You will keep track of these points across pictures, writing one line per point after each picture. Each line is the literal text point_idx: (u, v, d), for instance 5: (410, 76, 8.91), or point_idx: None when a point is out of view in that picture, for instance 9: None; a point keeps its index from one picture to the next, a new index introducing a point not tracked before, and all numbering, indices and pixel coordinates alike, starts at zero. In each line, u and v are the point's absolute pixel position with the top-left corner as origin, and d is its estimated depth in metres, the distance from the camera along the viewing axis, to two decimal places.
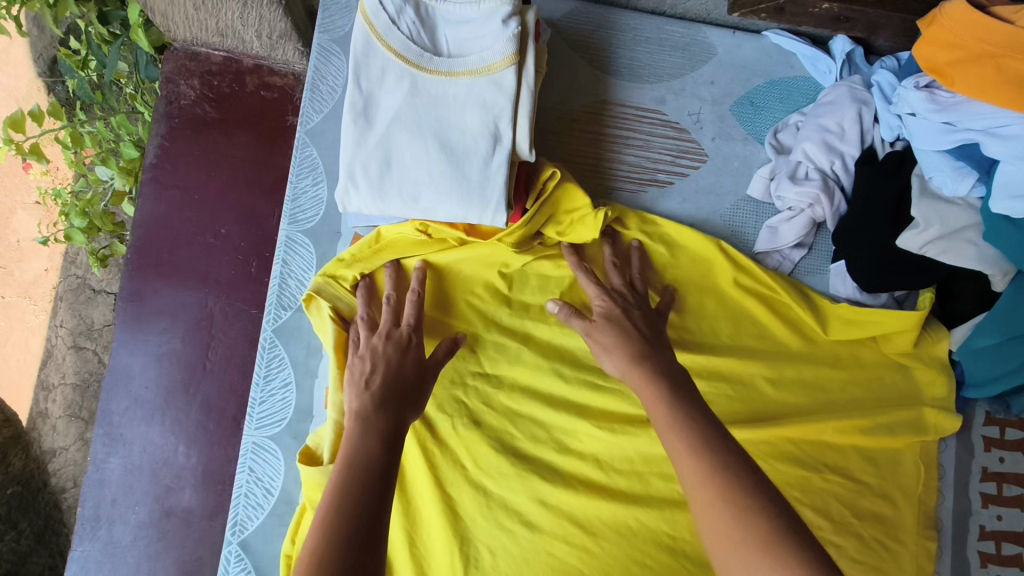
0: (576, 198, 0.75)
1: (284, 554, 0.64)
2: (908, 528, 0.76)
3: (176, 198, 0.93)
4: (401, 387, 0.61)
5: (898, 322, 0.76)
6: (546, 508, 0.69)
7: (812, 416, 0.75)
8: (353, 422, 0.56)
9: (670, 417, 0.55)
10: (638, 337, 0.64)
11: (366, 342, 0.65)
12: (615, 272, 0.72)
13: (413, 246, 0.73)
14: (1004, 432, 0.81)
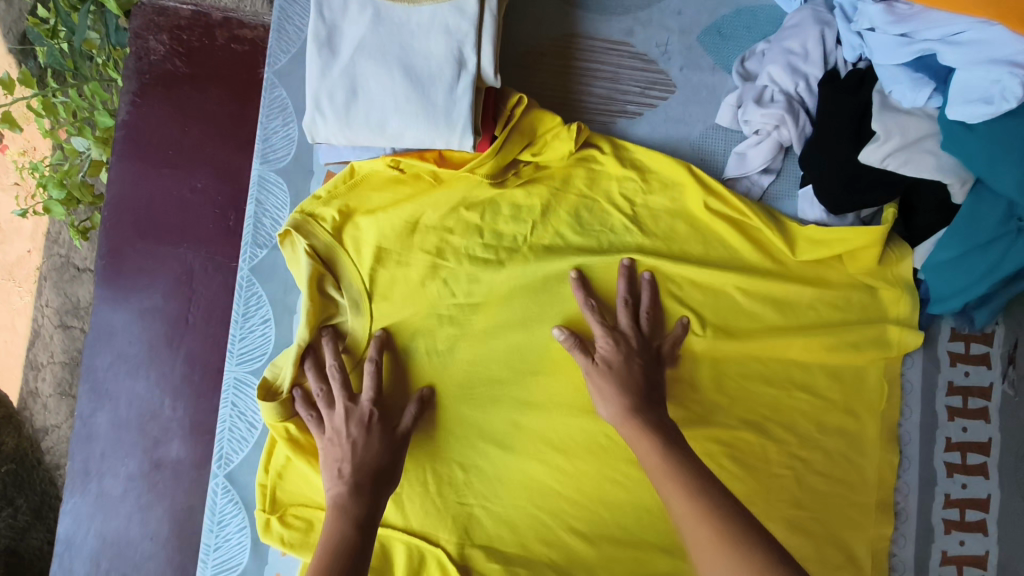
0: (546, 120, 0.75)
1: (259, 484, 0.71)
2: (871, 442, 0.79)
3: (150, 154, 1.06)
4: (373, 472, 0.64)
5: (862, 239, 0.76)
6: (517, 428, 0.74)
7: (780, 333, 0.78)
8: (330, 512, 0.61)
9: (656, 448, 0.60)
10: (632, 394, 0.67)
11: (332, 420, 0.68)
12: (625, 314, 0.73)
13: (387, 182, 0.75)
14: (969, 347, 0.84)
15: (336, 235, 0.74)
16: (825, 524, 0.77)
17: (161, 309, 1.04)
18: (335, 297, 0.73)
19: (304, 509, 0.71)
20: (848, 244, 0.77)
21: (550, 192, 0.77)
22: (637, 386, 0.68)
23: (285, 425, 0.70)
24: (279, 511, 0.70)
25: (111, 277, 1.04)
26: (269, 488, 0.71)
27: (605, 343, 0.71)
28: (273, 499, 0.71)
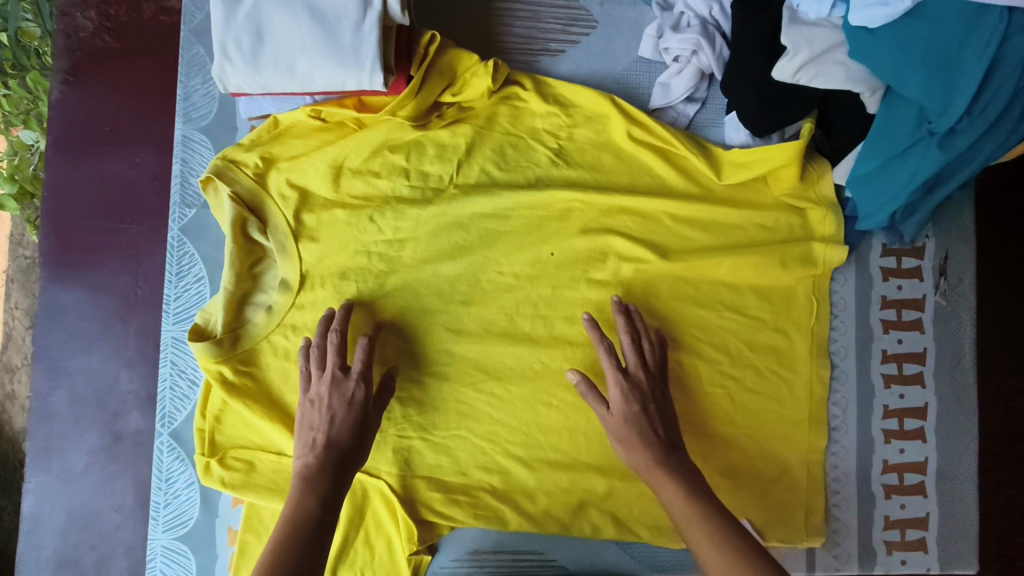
0: (463, 59, 0.76)
1: (197, 429, 0.74)
2: (802, 358, 0.83)
3: (86, 131, 1.04)
4: (347, 447, 0.66)
5: (780, 157, 0.77)
6: (450, 355, 0.78)
7: (709, 252, 0.81)
8: (297, 483, 0.63)
9: (680, 494, 0.63)
10: (652, 443, 0.68)
11: (314, 386, 0.69)
12: (634, 358, 0.73)
13: (310, 132, 0.77)
14: (901, 261, 0.86)
15: (261, 180, 0.76)
16: (756, 435, 0.82)
17: (111, 284, 1.01)
18: (260, 241, 0.76)
19: (245, 451, 0.74)
20: (770, 162, 0.78)
21: (474, 132, 0.79)
22: (649, 429, 0.69)
23: (217, 367, 0.73)
24: (219, 454, 0.74)
25: (59, 260, 1.03)
26: (209, 433, 0.74)
27: (616, 392, 0.71)
28: (213, 443, 0.74)
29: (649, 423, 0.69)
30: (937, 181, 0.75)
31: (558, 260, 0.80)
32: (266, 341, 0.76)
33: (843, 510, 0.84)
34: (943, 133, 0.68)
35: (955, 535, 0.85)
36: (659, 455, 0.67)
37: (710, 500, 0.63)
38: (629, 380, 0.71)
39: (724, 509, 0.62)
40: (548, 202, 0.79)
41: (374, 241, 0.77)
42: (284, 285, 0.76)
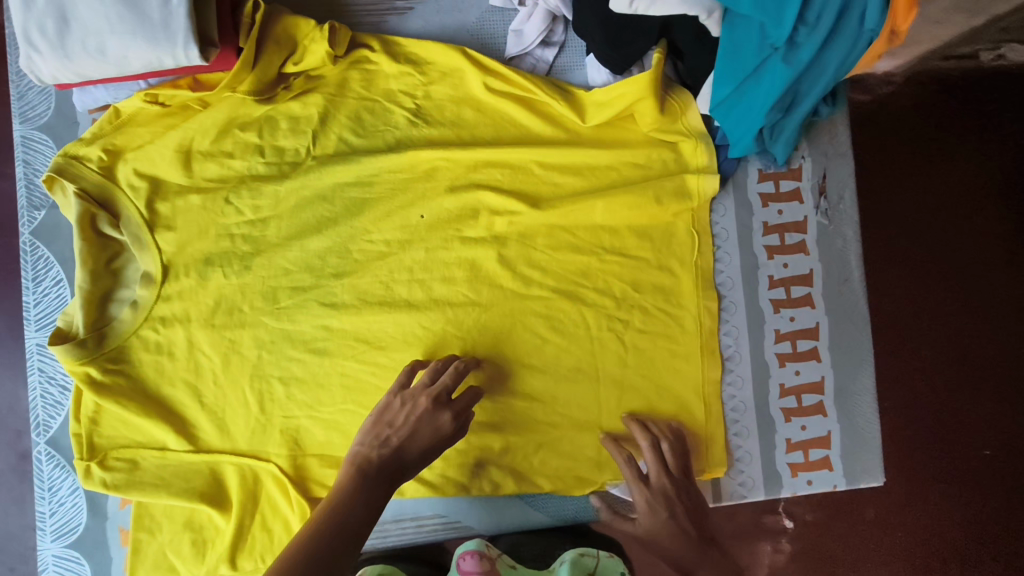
0: (300, 25, 0.74)
1: (73, 433, 0.74)
2: (688, 292, 0.82)
3: None
4: (407, 461, 0.68)
5: (636, 90, 0.75)
6: (328, 331, 0.77)
7: (584, 195, 0.79)
8: (349, 478, 0.66)
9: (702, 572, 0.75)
10: (684, 549, 0.76)
11: (414, 393, 0.71)
12: (654, 464, 0.77)
13: (157, 117, 0.76)
14: (779, 185, 0.85)
15: (108, 173, 0.74)
16: (651, 375, 0.81)
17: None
18: (114, 235, 0.75)
19: (125, 450, 0.74)
20: (626, 98, 0.77)
21: (326, 100, 0.77)
22: (676, 544, 0.76)
23: (84, 367, 0.73)
24: (98, 457, 0.74)
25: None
26: (86, 436, 0.74)
27: (641, 500, 0.76)
28: (91, 447, 0.74)
29: (675, 537, 0.76)
30: (794, 101, 0.75)
31: (429, 221, 0.78)
32: (135, 336, 0.75)
33: (744, 439, 0.84)
34: (784, 47, 0.68)
35: (859, 450, 0.85)
36: (684, 567, 0.76)
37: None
38: (651, 489, 0.77)
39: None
40: (411, 162, 0.78)
41: (235, 223, 0.76)
42: (147, 279, 0.75)
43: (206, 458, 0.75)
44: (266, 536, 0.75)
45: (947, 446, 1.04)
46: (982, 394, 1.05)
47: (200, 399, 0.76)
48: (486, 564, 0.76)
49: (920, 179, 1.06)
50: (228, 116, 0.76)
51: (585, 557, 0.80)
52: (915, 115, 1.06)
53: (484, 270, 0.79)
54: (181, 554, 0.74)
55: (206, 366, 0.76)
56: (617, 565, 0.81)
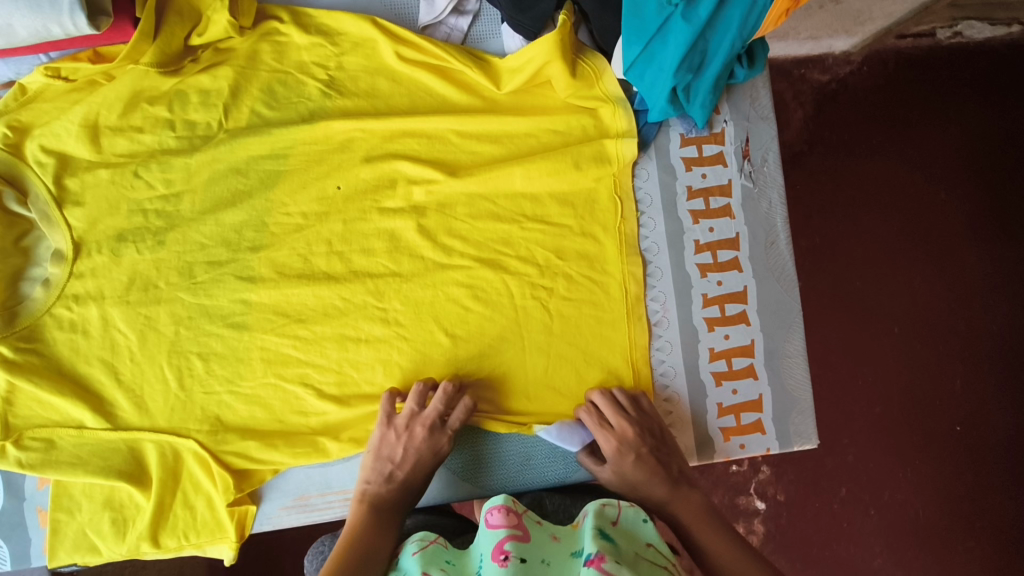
0: None
1: None
2: (612, 258, 0.81)
3: None
4: (415, 490, 0.71)
5: (541, 52, 0.76)
6: (246, 305, 0.76)
7: (502, 161, 0.79)
8: (368, 514, 0.67)
9: (672, 504, 0.71)
10: (660, 483, 0.72)
11: (406, 423, 0.72)
12: (617, 414, 0.75)
13: (64, 94, 0.76)
14: (702, 150, 0.86)
15: (15, 150, 0.74)
16: (576, 342, 0.79)
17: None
18: (25, 213, 0.76)
19: (41, 430, 0.73)
20: (534, 62, 0.77)
21: (237, 73, 0.78)
22: (649, 479, 0.72)
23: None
24: (16, 436, 0.72)
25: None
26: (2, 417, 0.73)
27: (607, 442, 0.73)
28: (7, 427, 0.72)
29: (648, 474, 0.73)
30: (703, 60, 0.76)
31: (346, 191, 0.78)
32: (48, 314, 0.75)
33: (675, 404, 0.83)
34: (683, 2, 0.69)
35: (790, 411, 0.85)
36: (660, 494, 0.72)
37: (721, 527, 0.68)
38: (618, 434, 0.74)
39: (743, 540, 0.67)
40: (327, 134, 0.78)
41: (148, 198, 0.76)
42: (59, 256, 0.75)
43: (123, 434, 0.73)
44: (192, 511, 0.73)
45: (881, 416, 1.32)
46: (953, 344, 1.35)
47: (118, 377, 0.75)
48: (515, 521, 0.56)
49: (855, 189, 1.36)
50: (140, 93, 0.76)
51: (606, 507, 0.60)
52: (818, 146, 1.37)
53: (405, 241, 0.78)
54: (102, 534, 0.73)
55: (124, 341, 0.75)
56: (639, 513, 0.61)
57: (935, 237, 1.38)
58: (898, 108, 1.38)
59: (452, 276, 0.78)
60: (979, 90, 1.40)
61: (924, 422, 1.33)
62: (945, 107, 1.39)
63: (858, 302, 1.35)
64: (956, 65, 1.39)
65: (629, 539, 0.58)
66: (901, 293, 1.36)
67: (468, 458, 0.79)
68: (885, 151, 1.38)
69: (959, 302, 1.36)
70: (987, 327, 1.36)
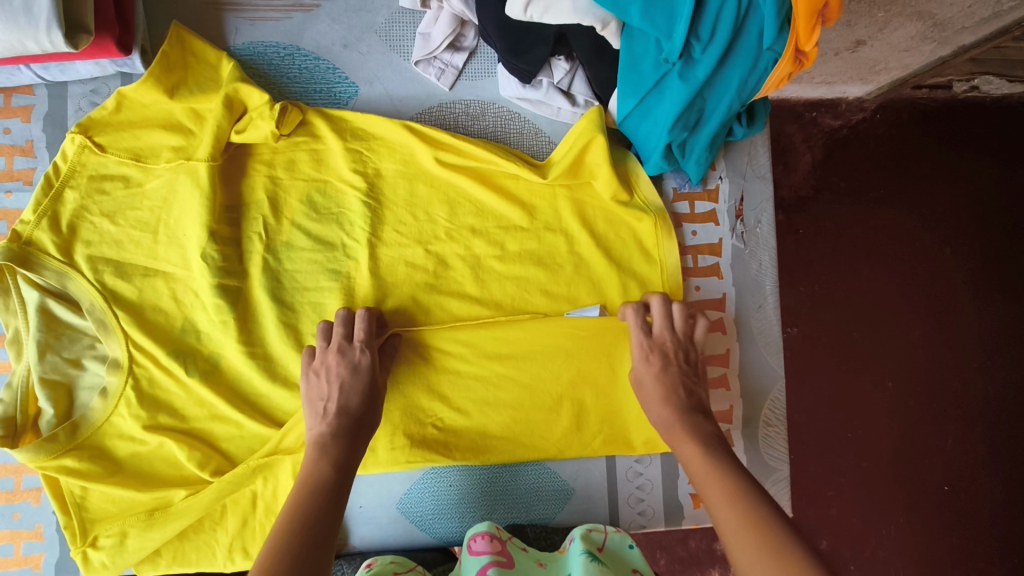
0: (251, 94, 0.73)
1: (63, 526, 0.69)
2: (613, 335, 0.80)
3: None
4: (355, 412, 0.67)
5: (577, 134, 0.76)
6: (217, 335, 0.74)
7: (500, 231, 0.80)
8: (313, 449, 0.63)
9: (699, 456, 0.65)
10: (671, 407, 0.71)
11: (320, 359, 0.70)
12: (664, 323, 0.76)
13: (100, 164, 0.74)
14: (694, 206, 0.83)
15: (67, 258, 0.72)
16: (549, 390, 0.79)
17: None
18: (79, 321, 0.73)
19: (112, 525, 0.70)
20: (575, 149, 0.77)
21: (274, 180, 0.76)
22: (671, 387, 0.73)
23: (58, 461, 0.69)
24: (91, 540, 0.70)
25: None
26: (77, 524, 0.70)
27: (638, 351, 0.75)
28: (83, 532, 0.70)
29: (673, 383, 0.73)
30: (700, 117, 0.73)
31: (374, 297, 0.77)
32: (107, 423, 0.72)
33: (647, 465, 0.81)
34: (680, 61, 0.67)
35: (764, 480, 0.82)
36: (696, 452, 0.66)
37: (726, 460, 0.64)
38: (652, 340, 0.76)
39: (738, 466, 0.63)
40: (314, 169, 0.77)
41: (116, 225, 0.73)
42: (114, 364, 0.72)
43: (189, 495, 0.71)
44: (254, 523, 0.74)
45: (869, 475, 1.29)
46: (944, 404, 1.32)
47: (86, 408, 0.71)
48: (498, 546, 0.67)
49: (859, 239, 1.33)
50: (128, 113, 0.74)
51: (593, 533, 0.73)
52: (823, 190, 1.33)
53: (391, 286, 0.77)
54: (190, 560, 0.73)
55: (131, 426, 0.72)
56: (626, 539, 0.72)
57: (935, 295, 1.34)
58: (908, 162, 1.35)
59: (478, 382, 0.78)
60: (989, 149, 1.37)
61: (905, 483, 1.30)
62: (954, 163, 1.37)
63: (852, 359, 1.31)
64: (968, 124, 1.36)
65: (617, 562, 0.69)
66: (898, 351, 1.33)
67: (431, 509, 0.78)
68: (891, 202, 1.34)
69: (955, 363, 1.33)
70: (979, 390, 1.33)
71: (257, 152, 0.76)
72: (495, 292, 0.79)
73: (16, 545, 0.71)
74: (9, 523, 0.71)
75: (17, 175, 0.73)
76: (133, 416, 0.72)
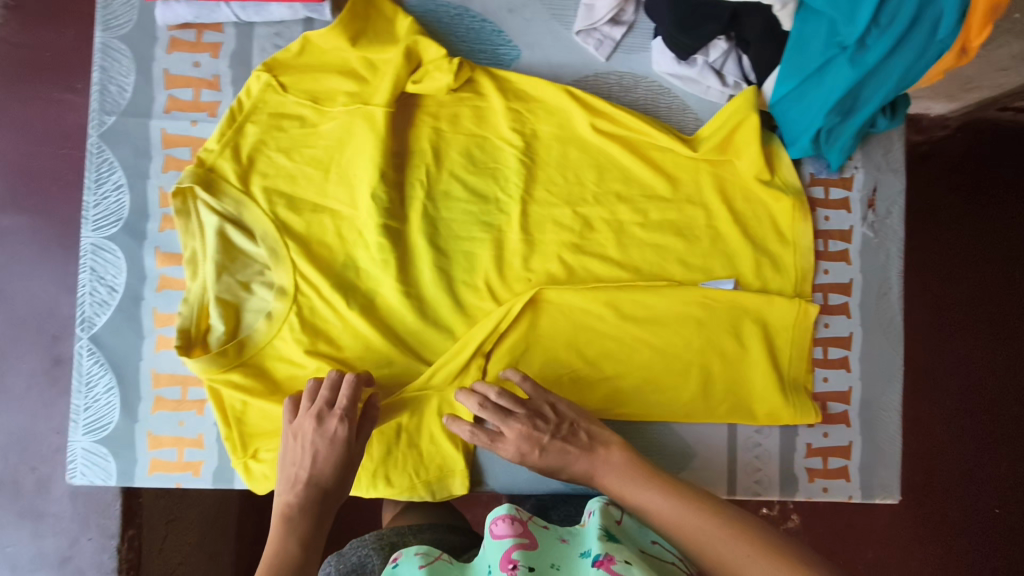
0: (429, 49, 0.77)
1: (224, 437, 0.74)
2: (746, 309, 0.82)
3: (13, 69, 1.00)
4: (326, 488, 0.65)
5: (732, 113, 0.80)
6: (376, 273, 0.78)
7: (644, 200, 0.83)
8: (279, 522, 0.61)
9: (660, 497, 0.58)
10: (574, 465, 0.66)
11: (300, 424, 0.68)
12: (501, 416, 0.70)
13: (281, 102, 0.78)
14: (829, 192, 0.86)
15: (245, 187, 0.76)
16: (682, 356, 0.82)
17: (40, 232, 1.00)
18: (251, 248, 0.77)
19: (271, 442, 0.75)
20: (728, 127, 0.81)
21: (438, 132, 0.81)
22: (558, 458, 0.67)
23: (225, 376, 0.75)
24: (251, 452, 0.75)
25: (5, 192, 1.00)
26: (237, 437, 0.75)
27: (509, 450, 0.69)
28: (244, 445, 0.75)
29: (563, 450, 0.67)
30: (854, 106, 0.75)
31: (522, 250, 0.81)
32: (269, 345, 0.76)
33: (766, 436, 0.85)
34: (854, 46, 0.70)
35: (876, 460, 0.86)
36: (619, 490, 0.61)
37: (692, 500, 0.57)
38: (505, 436, 0.69)
39: (703, 501, 0.56)
40: (476, 124, 0.82)
41: (289, 161, 0.78)
42: (280, 292, 0.76)
43: None
44: (395, 452, 0.77)
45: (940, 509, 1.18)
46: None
47: (251, 331, 0.76)
48: (521, 529, 0.52)
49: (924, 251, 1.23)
50: (316, 47, 0.78)
51: (609, 506, 0.58)
52: None
53: (538, 243, 0.81)
54: None
55: (292, 350, 0.76)
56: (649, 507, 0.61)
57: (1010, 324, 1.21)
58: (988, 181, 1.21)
59: (612, 339, 0.82)
60: None
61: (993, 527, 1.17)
62: None
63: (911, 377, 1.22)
64: None
65: (634, 537, 0.55)
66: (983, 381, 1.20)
67: None
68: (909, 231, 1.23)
69: None
70: None
71: (425, 105, 0.81)
72: (634, 257, 0.82)
73: (179, 451, 0.76)
74: (174, 429, 0.76)
75: (203, 107, 0.78)
76: (295, 340, 0.76)
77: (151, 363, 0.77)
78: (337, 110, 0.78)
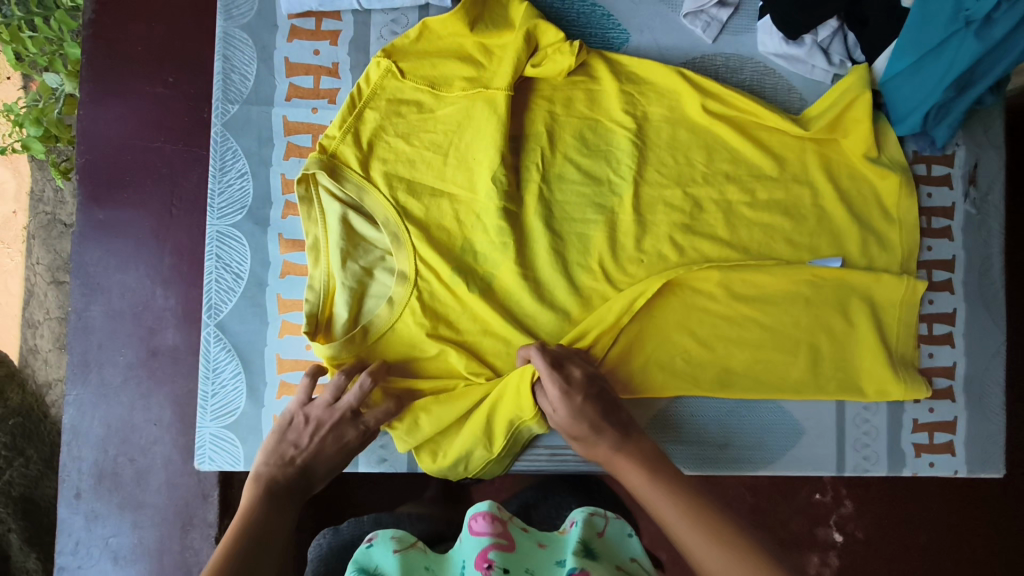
0: (548, 33, 0.80)
1: None
2: (855, 286, 0.82)
3: (103, 49, 0.97)
4: (312, 477, 0.69)
5: (841, 93, 0.81)
6: (492, 256, 0.79)
7: (752, 180, 0.83)
8: (260, 490, 0.64)
9: (685, 520, 0.54)
10: (606, 433, 0.69)
11: (315, 410, 0.71)
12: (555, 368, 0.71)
13: (398, 87, 0.79)
14: (931, 169, 0.87)
15: (366, 172, 0.77)
16: (792, 334, 0.82)
17: (134, 226, 0.95)
18: (373, 234, 0.78)
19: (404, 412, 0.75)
20: (838, 106, 0.81)
21: (552, 115, 0.82)
22: (597, 417, 0.70)
23: (351, 360, 0.76)
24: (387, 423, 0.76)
25: (98, 186, 0.95)
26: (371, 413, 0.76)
27: (553, 387, 0.70)
28: None
29: (598, 415, 0.70)
30: (969, 80, 0.77)
31: (635, 232, 0.81)
32: (391, 330, 0.76)
33: (873, 412, 0.85)
34: (981, 21, 0.71)
35: (982, 434, 0.86)
36: (644, 471, 0.62)
37: (707, 509, 0.55)
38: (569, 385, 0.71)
39: (718, 510, 0.55)
40: (588, 107, 0.83)
41: (407, 145, 0.79)
42: (401, 277, 0.76)
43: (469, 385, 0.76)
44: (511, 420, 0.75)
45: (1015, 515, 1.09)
46: None
47: (373, 316, 0.76)
48: (500, 529, 0.53)
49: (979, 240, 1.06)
50: (438, 27, 0.79)
51: (594, 517, 0.57)
52: None
53: (649, 223, 0.82)
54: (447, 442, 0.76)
55: (414, 333, 0.77)
56: (626, 527, 0.58)
57: None
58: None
59: (723, 318, 0.82)
60: None
61: None
62: None
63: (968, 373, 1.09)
64: None
65: (616, 554, 0.54)
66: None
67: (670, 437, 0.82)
68: None
69: None
70: None
71: (539, 89, 0.82)
72: (742, 236, 0.83)
73: None
74: None
75: (322, 94, 0.81)
76: (417, 323, 0.76)
77: (276, 348, 0.78)
78: (456, 95, 0.79)
